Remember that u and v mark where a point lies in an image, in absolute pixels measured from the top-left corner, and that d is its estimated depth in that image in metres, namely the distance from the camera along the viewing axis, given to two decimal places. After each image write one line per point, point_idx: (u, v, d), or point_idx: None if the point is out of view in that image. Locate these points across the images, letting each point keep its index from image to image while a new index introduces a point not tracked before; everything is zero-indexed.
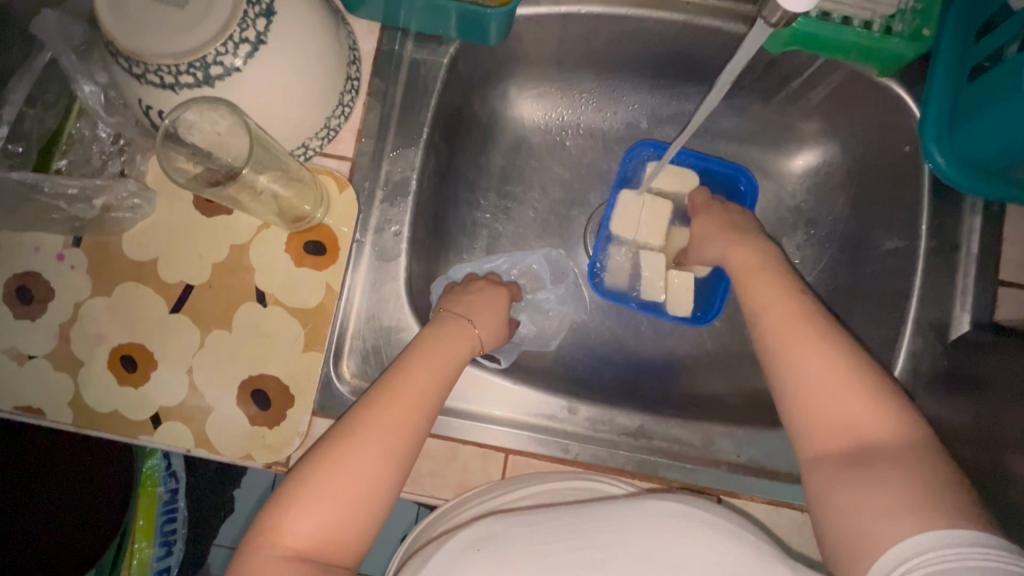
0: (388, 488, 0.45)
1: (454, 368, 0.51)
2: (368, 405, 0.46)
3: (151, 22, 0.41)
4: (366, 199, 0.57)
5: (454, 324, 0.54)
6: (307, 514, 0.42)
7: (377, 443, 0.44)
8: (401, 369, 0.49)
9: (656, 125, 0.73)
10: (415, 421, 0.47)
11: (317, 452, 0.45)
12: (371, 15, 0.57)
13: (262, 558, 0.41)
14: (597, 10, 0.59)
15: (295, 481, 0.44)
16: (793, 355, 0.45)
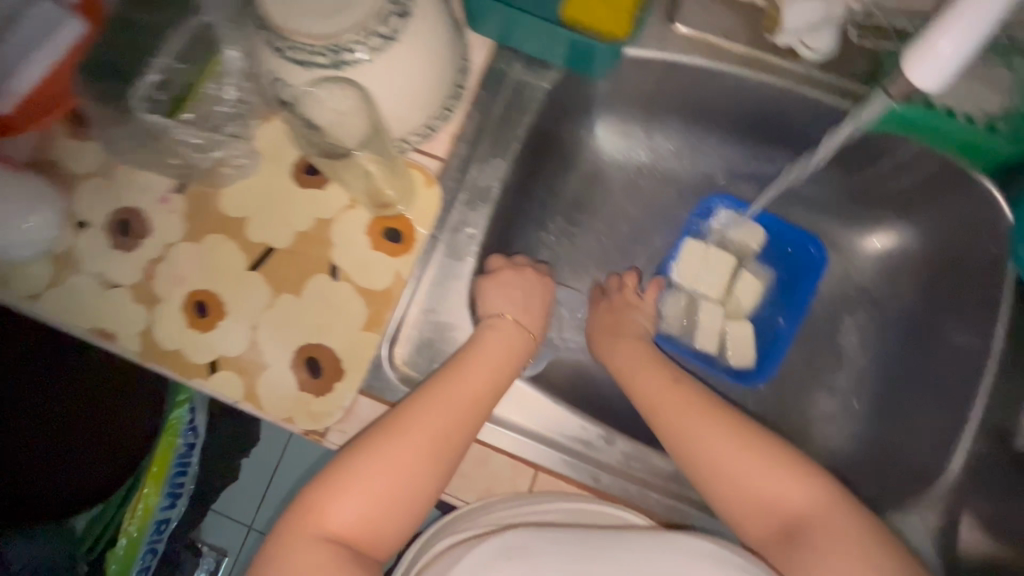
0: (426, 489, 0.49)
1: (502, 380, 0.54)
2: (414, 409, 0.50)
3: (301, 6, 0.46)
4: (448, 197, 0.59)
5: (504, 334, 0.56)
6: (349, 501, 0.48)
7: (421, 448, 0.49)
8: (450, 377, 0.52)
9: (732, 180, 0.74)
10: (458, 431, 0.50)
11: (360, 444, 0.49)
12: (490, 34, 0.60)
13: (308, 535, 0.47)
14: (699, 61, 0.60)
15: (339, 470, 0.49)
16: (696, 441, 0.50)
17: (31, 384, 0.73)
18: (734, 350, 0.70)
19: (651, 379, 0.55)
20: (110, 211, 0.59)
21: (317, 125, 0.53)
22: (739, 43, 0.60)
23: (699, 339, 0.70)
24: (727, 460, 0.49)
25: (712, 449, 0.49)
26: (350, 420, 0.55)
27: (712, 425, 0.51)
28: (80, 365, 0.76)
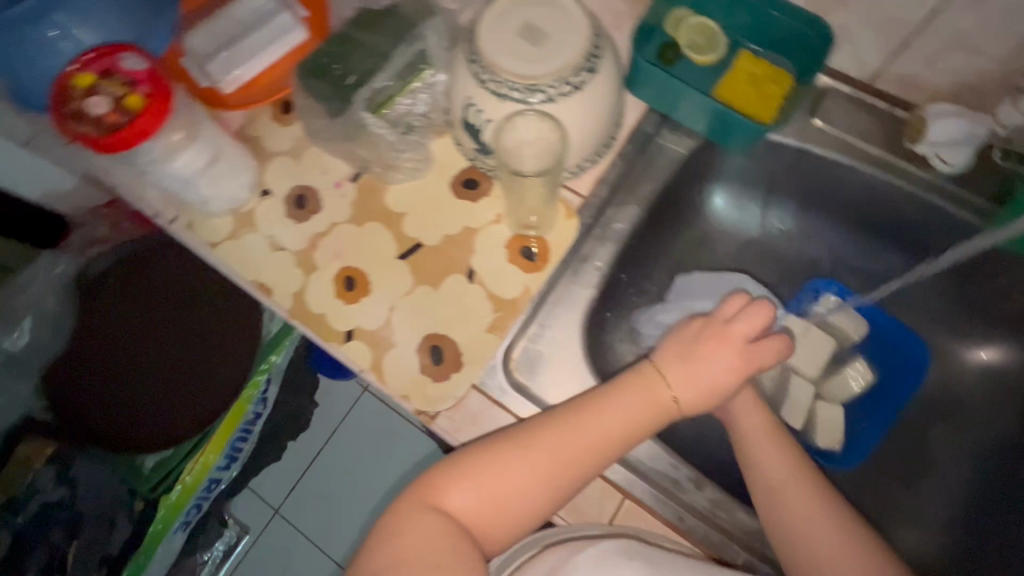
0: (540, 505, 0.51)
1: (636, 430, 0.54)
2: (552, 429, 0.52)
3: (512, 50, 0.55)
4: (583, 231, 0.65)
5: (657, 389, 0.55)
6: (471, 492, 0.50)
7: (550, 465, 0.50)
8: (591, 408, 0.53)
9: (839, 270, 0.77)
10: (586, 462, 0.51)
11: (498, 442, 0.52)
12: (645, 97, 0.66)
13: (432, 507, 0.49)
14: (834, 155, 0.66)
15: (472, 459, 0.51)
16: (798, 512, 0.51)
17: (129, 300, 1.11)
18: (825, 432, 0.70)
19: (756, 436, 0.57)
20: (292, 186, 0.68)
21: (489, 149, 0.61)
22: (874, 147, 0.65)
23: (790, 413, 0.71)
24: (820, 534, 0.50)
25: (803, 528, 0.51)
26: (460, 410, 0.59)
27: (813, 502, 0.52)
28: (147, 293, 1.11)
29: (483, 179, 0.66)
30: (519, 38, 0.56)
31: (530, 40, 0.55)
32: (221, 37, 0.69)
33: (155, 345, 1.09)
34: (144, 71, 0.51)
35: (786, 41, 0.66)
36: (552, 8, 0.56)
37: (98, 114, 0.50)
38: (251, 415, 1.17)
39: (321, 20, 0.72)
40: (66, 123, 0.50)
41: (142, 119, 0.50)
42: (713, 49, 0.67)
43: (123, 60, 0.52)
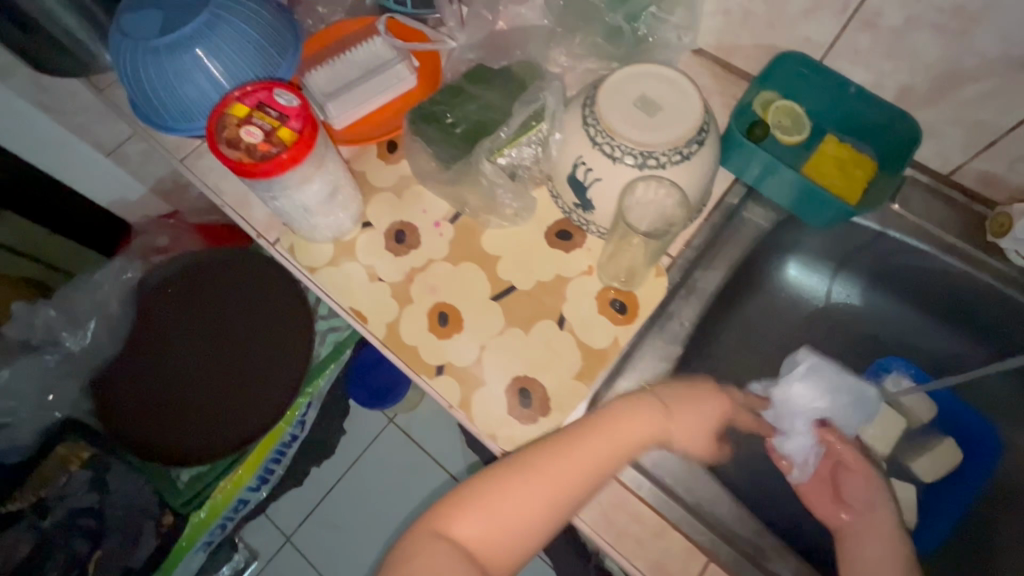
0: (540, 528, 0.55)
1: (631, 450, 0.57)
2: (548, 456, 0.55)
3: (629, 118, 0.59)
4: (672, 289, 0.67)
5: (649, 417, 0.58)
6: (476, 521, 0.54)
7: (545, 492, 0.54)
8: (585, 435, 0.56)
9: (909, 350, 0.78)
10: (579, 487, 0.55)
11: (493, 471, 0.56)
12: (735, 169, 0.71)
13: (437, 539, 0.53)
14: (913, 242, 0.70)
15: (469, 490, 0.56)
16: None
17: (174, 315, 1.10)
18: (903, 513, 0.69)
19: (884, 566, 0.58)
20: (392, 220, 0.71)
21: (590, 204, 0.64)
22: (954, 238, 0.68)
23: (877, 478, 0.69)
24: None
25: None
26: None
27: None
28: (191, 309, 1.10)
29: (577, 231, 0.69)
30: (634, 108, 0.60)
31: (645, 111, 0.60)
32: (339, 77, 0.74)
33: (206, 350, 1.08)
34: (296, 108, 0.55)
35: (870, 130, 0.70)
36: (668, 82, 0.60)
37: (251, 143, 0.54)
38: (287, 437, 1.17)
39: (431, 76, 0.77)
40: (221, 149, 0.54)
41: (291, 151, 0.53)
42: (799, 130, 0.72)
43: (278, 96, 0.56)
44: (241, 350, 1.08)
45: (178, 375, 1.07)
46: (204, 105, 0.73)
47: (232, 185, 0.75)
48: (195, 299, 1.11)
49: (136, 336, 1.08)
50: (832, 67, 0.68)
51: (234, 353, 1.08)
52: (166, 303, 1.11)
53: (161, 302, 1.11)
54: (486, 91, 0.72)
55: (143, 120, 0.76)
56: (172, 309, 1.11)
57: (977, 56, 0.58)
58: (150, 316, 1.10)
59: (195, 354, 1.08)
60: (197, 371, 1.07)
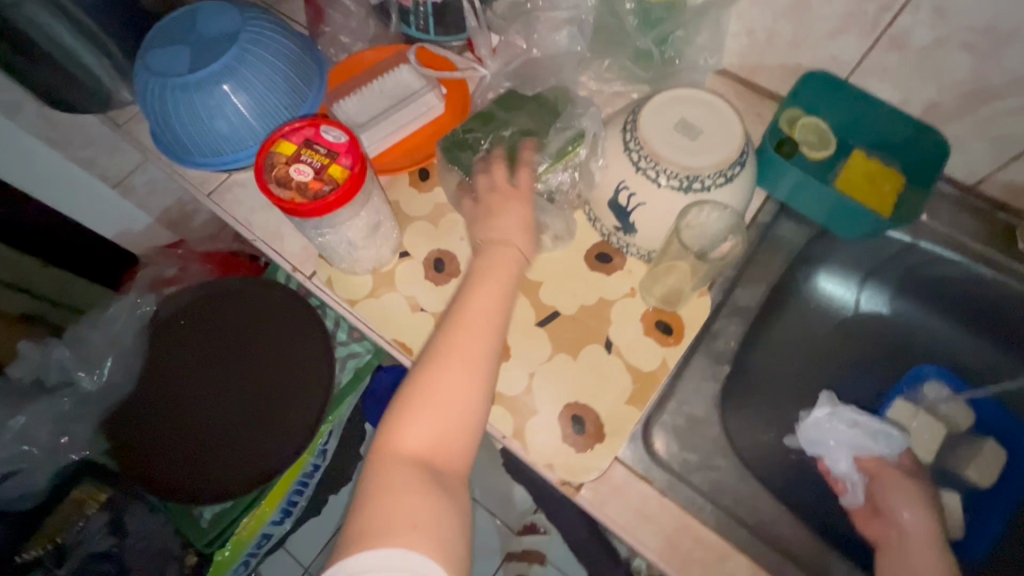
0: (482, 404, 0.55)
1: (507, 291, 0.60)
2: (447, 335, 0.57)
3: (671, 142, 0.60)
4: (715, 309, 0.68)
5: (509, 256, 0.62)
6: (415, 429, 0.53)
7: (462, 365, 0.55)
8: (467, 296, 0.59)
9: (945, 355, 0.78)
10: (483, 344, 0.57)
11: (415, 375, 0.55)
12: (767, 188, 0.72)
13: (390, 459, 0.51)
14: (944, 252, 0.71)
15: (400, 402, 0.54)
16: None
17: (180, 346, 1.06)
18: (951, 520, 0.69)
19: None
20: (430, 249, 0.71)
21: (633, 228, 0.64)
22: (983, 246, 0.70)
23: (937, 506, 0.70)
24: None
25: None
26: (604, 481, 0.60)
27: None
28: (199, 337, 1.07)
29: (616, 254, 0.70)
30: (676, 132, 0.60)
31: (686, 134, 0.60)
32: (368, 107, 0.74)
33: (220, 380, 1.04)
34: (345, 143, 0.55)
35: (896, 144, 0.72)
36: (707, 106, 0.61)
37: (302, 181, 0.53)
38: (308, 468, 1.15)
39: (460, 105, 0.77)
40: (272, 189, 0.53)
41: (343, 188, 0.53)
42: (826, 146, 0.73)
43: (324, 132, 0.56)
44: (254, 366, 1.05)
45: (191, 408, 1.03)
46: (234, 140, 0.73)
47: (264, 220, 0.74)
48: (202, 326, 1.07)
49: (148, 369, 1.05)
50: (858, 85, 0.70)
51: (246, 372, 1.04)
52: (173, 335, 1.07)
53: (168, 334, 1.07)
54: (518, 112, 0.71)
55: (171, 157, 0.76)
56: (179, 340, 1.07)
57: (1005, 72, 0.60)
58: (160, 351, 1.06)
59: (208, 385, 1.04)
60: (212, 403, 1.03)
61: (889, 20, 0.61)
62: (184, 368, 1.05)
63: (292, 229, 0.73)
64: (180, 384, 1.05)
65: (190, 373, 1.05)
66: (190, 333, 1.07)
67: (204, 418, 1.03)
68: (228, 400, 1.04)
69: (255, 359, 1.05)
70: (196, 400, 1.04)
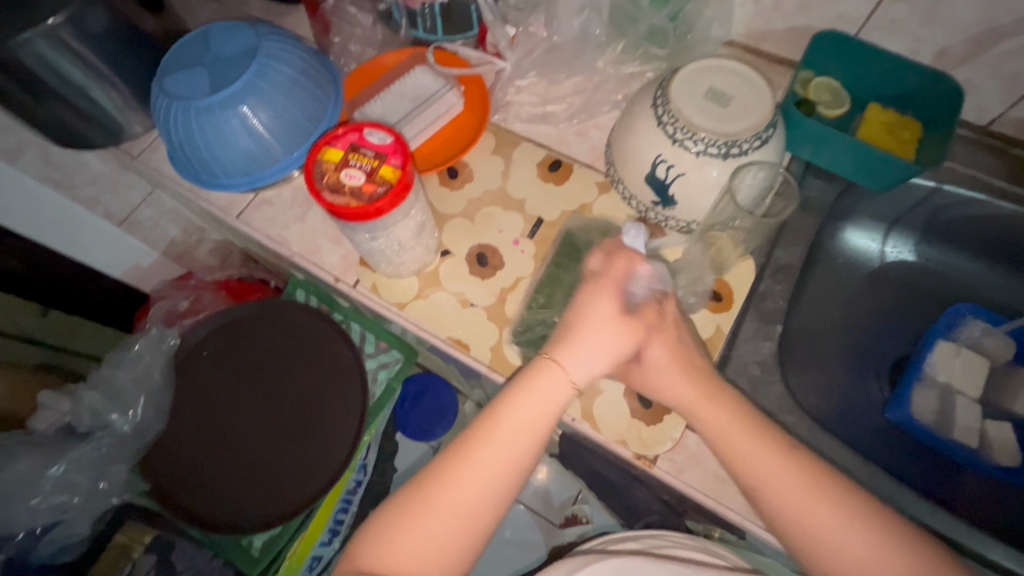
0: (475, 540, 0.53)
1: (542, 428, 0.55)
2: (457, 466, 0.53)
3: (704, 111, 0.61)
4: (759, 272, 0.71)
5: (554, 383, 0.55)
6: (398, 557, 0.51)
7: (452, 514, 0.52)
8: (491, 425, 0.54)
9: (977, 293, 0.80)
10: (485, 497, 0.53)
11: (415, 496, 0.53)
12: (793, 149, 0.74)
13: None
14: (968, 194, 0.74)
15: (389, 522, 0.53)
16: (752, 460, 0.53)
17: (216, 397, 1.03)
18: (1001, 449, 0.73)
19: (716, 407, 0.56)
20: (471, 245, 0.71)
21: (672, 200, 0.65)
22: (1003, 182, 0.73)
23: (971, 435, 0.74)
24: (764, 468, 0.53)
25: (842, 544, 0.50)
26: (678, 451, 0.61)
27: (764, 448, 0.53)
28: (235, 394, 1.03)
29: (655, 229, 0.71)
30: (707, 101, 0.61)
31: (718, 103, 0.61)
32: (391, 109, 0.74)
33: (248, 441, 1.00)
34: (390, 144, 0.55)
35: (910, 93, 0.74)
36: (735, 73, 0.62)
37: (353, 187, 0.54)
38: (352, 485, 1.14)
39: (479, 100, 0.78)
40: (324, 197, 0.53)
41: (394, 190, 0.53)
42: (841, 104, 0.75)
43: (367, 135, 0.56)
44: (279, 432, 1.00)
45: (213, 465, 0.98)
46: (260, 156, 0.72)
47: (299, 235, 0.74)
48: (245, 375, 1.04)
49: (191, 402, 1.02)
50: (869, 40, 0.72)
51: (275, 445, 1.00)
52: (210, 384, 1.03)
53: (204, 382, 1.03)
54: (545, 138, 0.77)
55: (194, 181, 0.75)
56: (214, 391, 1.03)
57: (1015, 11, 0.62)
58: (206, 391, 1.03)
59: (240, 444, 1.00)
60: (240, 463, 0.99)
61: None
62: (217, 425, 1.02)
63: (328, 241, 0.73)
64: (212, 438, 1.00)
65: (223, 430, 1.01)
66: (227, 383, 1.04)
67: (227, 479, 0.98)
68: (252, 462, 0.99)
69: (285, 427, 1.01)
70: (226, 456, 0.99)
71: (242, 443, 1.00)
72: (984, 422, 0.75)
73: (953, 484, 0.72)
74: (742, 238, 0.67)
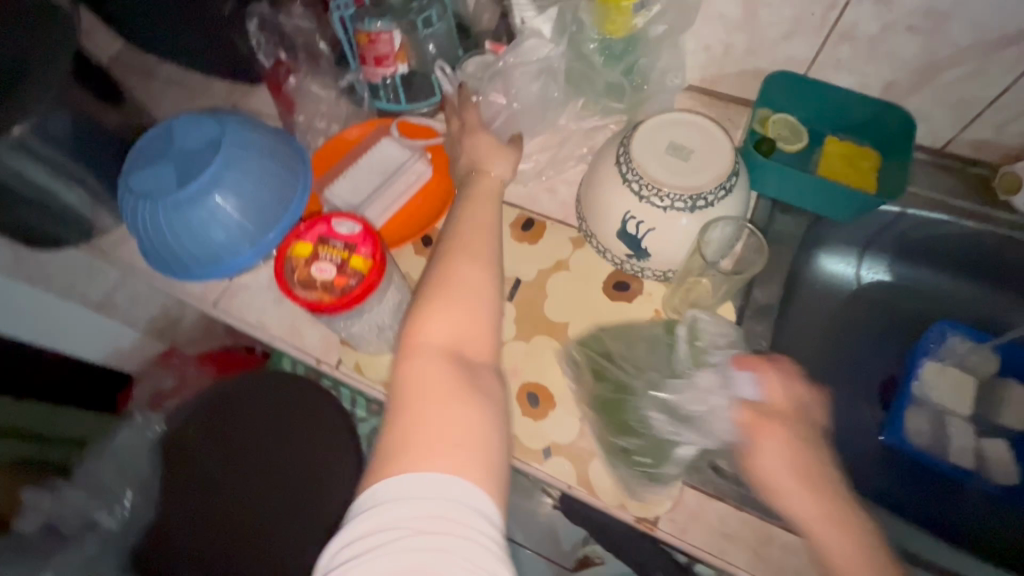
0: (497, 300, 0.55)
1: (497, 208, 0.62)
2: (455, 240, 0.57)
3: (667, 167, 0.62)
4: (739, 314, 0.71)
5: (492, 180, 0.66)
6: (441, 324, 0.51)
7: (469, 297, 0.53)
8: (465, 210, 0.60)
9: (953, 310, 0.81)
10: (484, 270, 0.55)
11: (433, 274, 0.54)
12: (758, 187, 0.76)
13: (423, 355, 0.49)
14: (930, 215, 0.76)
15: (420, 302, 0.52)
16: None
17: (206, 433, 1.03)
18: (997, 465, 0.73)
19: (838, 529, 0.47)
20: None
21: (646, 253, 0.65)
22: (964, 201, 0.75)
23: (964, 454, 0.74)
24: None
25: None
26: (678, 510, 0.60)
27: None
28: (223, 423, 1.03)
29: (632, 279, 0.71)
30: (669, 157, 0.62)
31: (680, 158, 0.62)
32: (360, 185, 0.74)
33: (244, 462, 1.00)
34: (358, 232, 0.55)
35: (866, 124, 0.76)
36: (694, 128, 0.64)
37: (325, 280, 0.53)
38: None
39: (447, 167, 0.78)
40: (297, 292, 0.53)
41: (367, 278, 0.53)
42: (800, 138, 0.77)
43: (335, 224, 0.56)
44: (271, 456, 1.00)
45: (212, 495, 0.99)
46: (232, 242, 0.72)
47: (277, 317, 0.74)
48: (232, 407, 1.04)
49: (183, 437, 1.03)
50: (818, 77, 0.74)
51: (266, 470, 0.99)
52: (200, 421, 1.04)
53: (194, 419, 1.04)
54: (515, 197, 0.77)
55: (167, 272, 0.74)
56: (204, 426, 1.03)
57: (952, 46, 0.64)
58: (195, 432, 1.03)
59: (233, 470, 1.00)
60: (234, 493, 0.98)
61: (836, 17, 0.66)
62: (207, 456, 1.01)
63: (307, 321, 0.73)
64: (206, 467, 1.01)
65: (216, 462, 1.01)
66: (215, 421, 1.03)
67: (225, 507, 0.98)
68: (248, 487, 0.99)
69: (275, 451, 1.00)
70: (220, 486, 0.99)
71: (238, 466, 1.00)
72: (977, 440, 0.76)
73: (955, 507, 0.72)
74: (717, 283, 0.68)
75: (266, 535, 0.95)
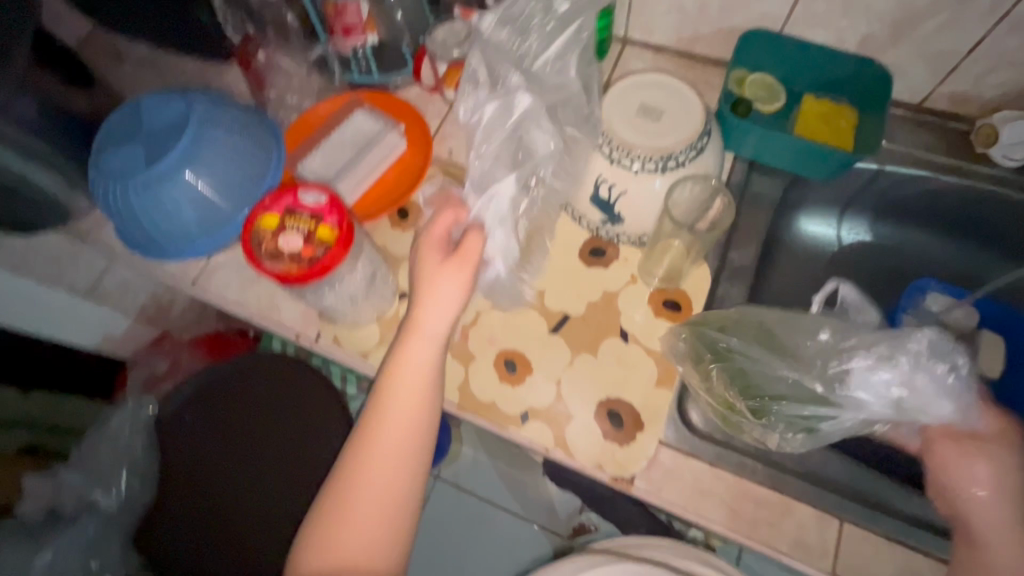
0: (413, 474, 0.57)
1: (437, 355, 0.60)
2: (380, 405, 0.58)
3: (637, 128, 0.61)
4: (715, 276, 0.71)
5: (440, 313, 0.60)
6: (349, 510, 0.55)
7: (379, 489, 0.56)
8: (399, 364, 0.59)
9: (931, 267, 0.81)
10: (396, 453, 0.56)
11: (354, 448, 0.57)
12: (733, 149, 0.75)
13: (328, 537, 0.54)
14: (907, 170, 0.75)
15: (339, 474, 0.57)
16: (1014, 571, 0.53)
17: (199, 420, 1.03)
18: None
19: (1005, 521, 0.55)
20: None
21: (619, 217, 0.65)
22: (942, 156, 0.74)
23: None
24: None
25: None
26: (655, 469, 0.61)
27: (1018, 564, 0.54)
28: (216, 407, 1.04)
29: (609, 246, 0.71)
30: (640, 118, 0.62)
31: (650, 118, 0.62)
32: (333, 159, 0.73)
33: (235, 448, 1.01)
34: (326, 203, 0.55)
35: (844, 80, 0.75)
36: (665, 88, 0.63)
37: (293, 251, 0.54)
38: None
39: (422, 138, 0.78)
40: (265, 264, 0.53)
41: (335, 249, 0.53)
42: (777, 98, 0.76)
43: (302, 196, 0.56)
44: (261, 444, 1.01)
45: (207, 474, 1.00)
46: (206, 221, 0.72)
47: (255, 295, 0.74)
48: (227, 393, 1.05)
49: (178, 418, 1.04)
50: (794, 33, 0.73)
51: (259, 452, 1.00)
52: (195, 404, 1.04)
53: (189, 402, 1.05)
54: None
55: (142, 253, 0.74)
56: (199, 410, 1.04)
57: None
58: (190, 415, 1.04)
59: (226, 453, 1.01)
60: (224, 477, 0.99)
61: None
62: (200, 439, 1.02)
63: (285, 297, 0.73)
64: (201, 447, 1.01)
65: (210, 442, 1.02)
66: (210, 405, 1.04)
67: (216, 491, 0.99)
68: (240, 472, 0.99)
69: (265, 437, 1.01)
70: (214, 468, 1.00)
71: (231, 450, 1.01)
72: None
73: None
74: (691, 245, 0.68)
75: (253, 524, 0.97)
